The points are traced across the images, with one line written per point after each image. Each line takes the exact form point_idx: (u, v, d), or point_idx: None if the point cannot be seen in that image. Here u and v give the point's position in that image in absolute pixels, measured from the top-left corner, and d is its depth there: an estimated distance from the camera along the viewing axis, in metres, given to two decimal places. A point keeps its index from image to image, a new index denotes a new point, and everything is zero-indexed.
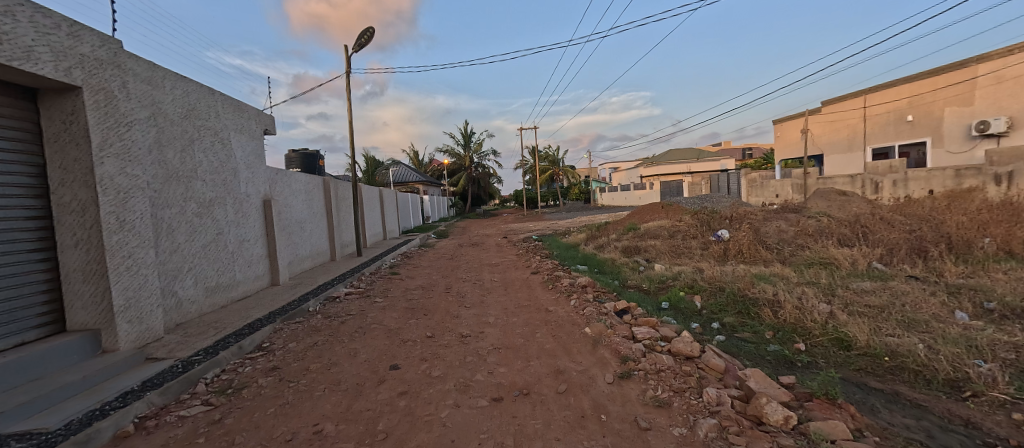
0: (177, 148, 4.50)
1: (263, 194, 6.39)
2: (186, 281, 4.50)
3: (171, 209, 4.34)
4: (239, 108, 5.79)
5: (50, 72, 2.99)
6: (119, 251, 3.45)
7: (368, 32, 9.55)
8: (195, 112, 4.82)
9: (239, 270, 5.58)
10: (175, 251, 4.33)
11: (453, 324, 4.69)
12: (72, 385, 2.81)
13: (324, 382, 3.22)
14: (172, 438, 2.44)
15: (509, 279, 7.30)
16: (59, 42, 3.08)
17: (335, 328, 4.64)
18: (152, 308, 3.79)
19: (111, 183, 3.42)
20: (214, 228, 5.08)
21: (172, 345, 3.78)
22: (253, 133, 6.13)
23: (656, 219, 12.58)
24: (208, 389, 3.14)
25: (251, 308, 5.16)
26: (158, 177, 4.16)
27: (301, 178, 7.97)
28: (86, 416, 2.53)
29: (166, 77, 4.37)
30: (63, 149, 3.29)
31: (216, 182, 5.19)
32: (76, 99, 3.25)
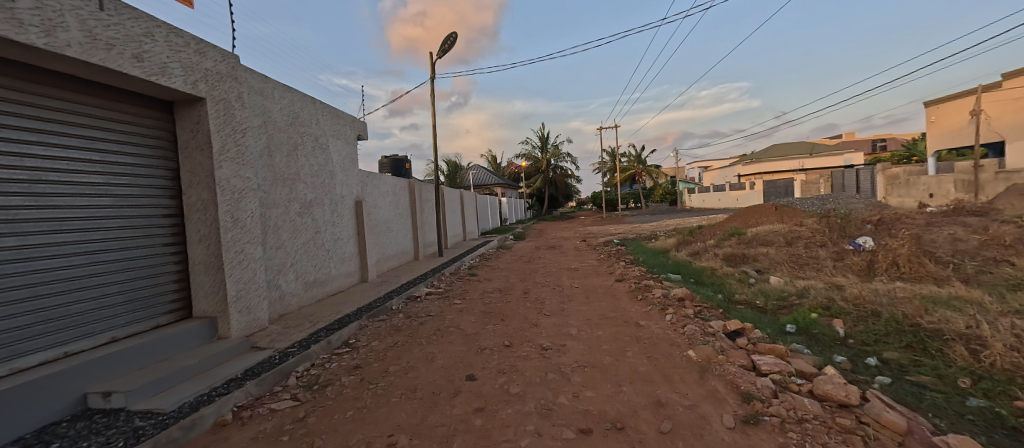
0: (283, 153, 4.89)
1: (355, 195, 6.79)
2: (289, 275, 4.86)
3: (277, 209, 4.70)
4: (337, 115, 6.21)
5: (180, 85, 3.33)
6: (232, 246, 3.77)
7: (452, 37, 9.79)
8: (299, 120, 5.22)
9: (333, 266, 5.95)
10: (280, 247, 4.69)
11: (533, 334, 4.35)
12: (189, 368, 3.07)
13: (401, 388, 3.10)
14: (260, 433, 2.50)
15: (592, 285, 6.77)
16: (187, 58, 3.42)
17: (414, 328, 4.64)
18: (258, 300, 4.10)
19: (227, 185, 3.75)
20: (314, 227, 5.46)
21: (273, 336, 4.05)
22: (348, 139, 6.55)
23: (765, 222, 10.89)
24: (298, 383, 3.23)
25: (342, 303, 5.45)
26: (267, 179, 4.54)
27: (389, 181, 8.40)
28: (195, 401, 2.73)
29: (275, 89, 4.77)
30: (192, 154, 3.67)
31: (316, 184, 5.57)
32: (201, 110, 3.61)
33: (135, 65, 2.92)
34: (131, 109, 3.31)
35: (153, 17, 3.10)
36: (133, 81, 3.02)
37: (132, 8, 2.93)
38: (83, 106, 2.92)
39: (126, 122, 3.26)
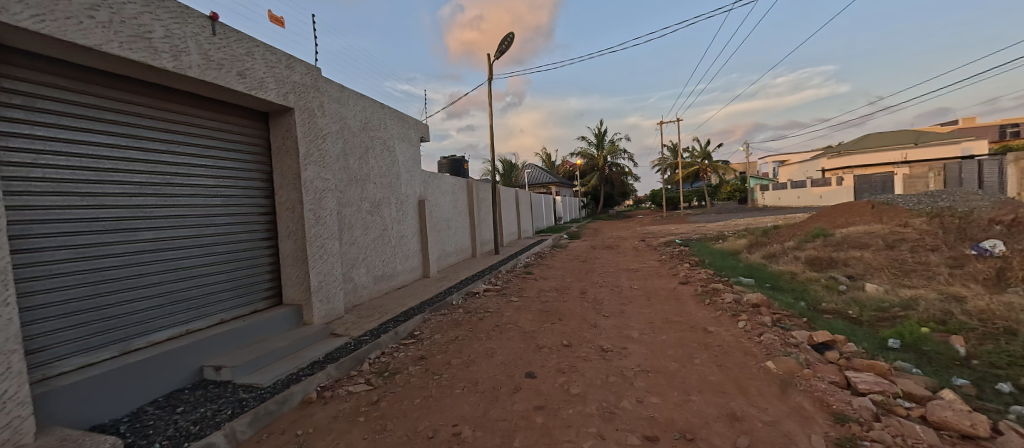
0: (357, 156, 5.29)
1: (418, 194, 7.15)
2: (361, 269, 5.25)
3: (351, 207, 5.10)
4: (402, 118, 6.57)
5: (274, 97, 3.74)
6: (315, 241, 4.17)
7: (509, 37, 9.91)
8: (370, 125, 5.61)
9: (399, 262, 6.33)
10: (353, 243, 5.09)
11: (592, 335, 4.26)
12: (281, 350, 3.47)
13: (463, 380, 3.21)
14: (339, 412, 2.74)
15: (653, 287, 6.47)
16: (280, 72, 3.82)
17: (473, 323, 4.78)
18: (336, 291, 4.48)
19: (311, 186, 4.15)
20: (382, 225, 5.84)
21: (348, 324, 4.41)
22: (412, 141, 6.92)
23: (857, 223, 9.65)
24: (370, 369, 3.48)
25: (407, 296, 5.77)
26: (343, 181, 4.94)
27: (449, 180, 8.73)
28: (286, 379, 3.08)
29: (350, 97, 5.17)
30: (282, 158, 4.11)
31: (384, 184, 5.95)
32: (290, 119, 4.03)
33: (238, 81, 3.34)
34: (237, 121, 3.79)
35: (253, 38, 3.52)
36: (238, 95, 3.46)
37: (237, 31, 3.35)
38: (200, 119, 3.42)
39: (233, 132, 3.75)
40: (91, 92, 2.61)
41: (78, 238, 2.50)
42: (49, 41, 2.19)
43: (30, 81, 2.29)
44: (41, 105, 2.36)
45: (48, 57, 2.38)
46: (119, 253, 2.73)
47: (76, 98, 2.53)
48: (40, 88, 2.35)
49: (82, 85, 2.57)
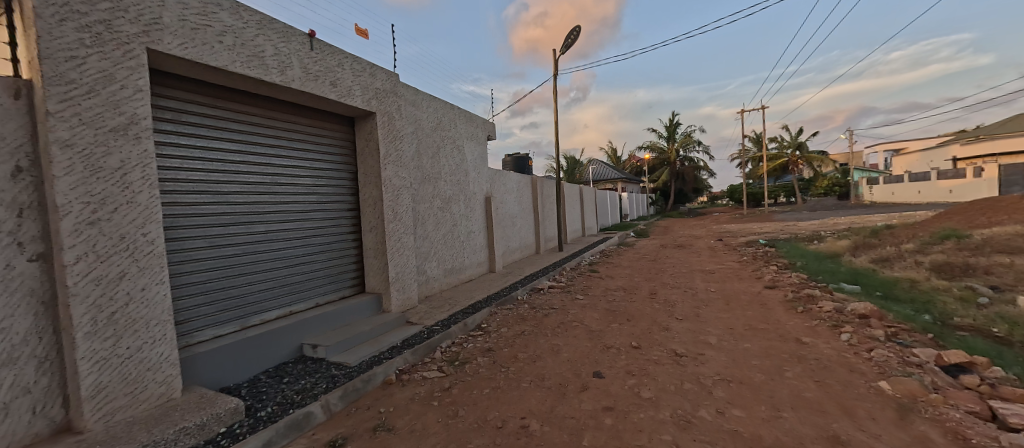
0: (429, 155, 5.59)
1: (485, 191, 7.35)
2: (433, 262, 5.56)
3: (425, 204, 5.41)
4: (471, 118, 6.80)
5: (360, 103, 4.08)
6: (393, 235, 4.49)
7: (575, 31, 9.73)
8: (441, 125, 5.89)
9: (467, 256, 6.57)
10: (426, 237, 5.40)
11: (664, 338, 4.04)
12: (365, 333, 3.81)
13: (530, 375, 3.25)
14: (415, 395, 2.93)
15: (733, 291, 5.95)
16: (365, 79, 4.17)
17: (539, 319, 4.80)
18: (411, 282, 4.79)
19: (390, 184, 4.47)
20: (452, 221, 6.11)
21: (421, 314, 4.70)
22: (480, 140, 7.13)
23: (1004, 222, 7.92)
24: (442, 357, 3.67)
25: (474, 290, 5.98)
26: (417, 179, 5.26)
27: (514, 177, 8.85)
28: (369, 361, 3.38)
29: (424, 99, 5.48)
30: (366, 158, 4.45)
31: (454, 182, 6.22)
32: (373, 122, 4.37)
33: (330, 90, 3.71)
34: (331, 125, 4.21)
35: (342, 51, 3.89)
36: (330, 102, 3.84)
37: (329, 45, 3.73)
38: (300, 125, 3.85)
39: (328, 135, 4.17)
40: (219, 106, 3.10)
41: (210, 229, 2.98)
42: (189, 62, 2.67)
43: (178, 100, 2.81)
44: (185, 119, 2.86)
45: (189, 78, 2.88)
46: (239, 243, 3.20)
47: (209, 112, 3.02)
48: (184, 105, 2.86)
49: (213, 100, 3.06)
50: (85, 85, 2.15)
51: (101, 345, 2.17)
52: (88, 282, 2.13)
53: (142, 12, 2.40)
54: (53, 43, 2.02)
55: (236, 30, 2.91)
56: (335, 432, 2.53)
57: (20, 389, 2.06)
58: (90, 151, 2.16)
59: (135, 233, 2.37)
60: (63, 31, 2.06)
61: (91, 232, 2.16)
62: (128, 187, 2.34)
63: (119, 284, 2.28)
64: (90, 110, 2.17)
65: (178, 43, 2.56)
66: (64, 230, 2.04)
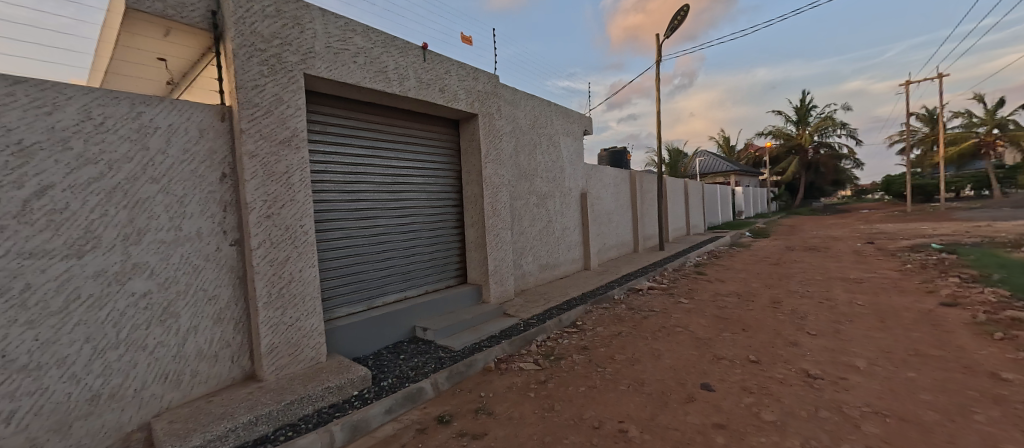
0: (526, 152, 5.72)
1: (581, 187, 7.23)
2: (528, 257, 5.69)
3: (521, 200, 5.56)
4: (566, 113, 6.75)
5: (464, 106, 4.35)
6: (492, 230, 4.69)
7: (682, 11, 8.90)
8: (538, 123, 5.97)
9: (562, 253, 6.57)
10: (522, 233, 5.55)
11: (790, 354, 3.49)
12: (467, 321, 4.09)
13: (629, 378, 3.11)
14: (513, 384, 3.05)
15: (890, 305, 4.82)
16: (469, 83, 4.43)
17: (637, 321, 4.56)
18: (508, 275, 4.97)
19: (490, 182, 4.68)
20: (547, 217, 6.17)
21: (518, 306, 4.86)
22: (576, 135, 7.04)
23: None
24: (538, 350, 3.74)
25: (569, 286, 5.96)
26: (515, 176, 5.43)
27: (610, 172, 8.52)
28: (471, 347, 3.63)
29: (521, 98, 5.62)
30: (469, 158, 4.71)
31: (550, 178, 6.25)
32: (475, 123, 4.61)
33: (440, 96, 4.05)
34: (440, 128, 4.58)
35: (449, 59, 4.21)
36: (439, 108, 4.19)
37: (439, 55, 4.07)
38: (414, 130, 4.27)
39: (438, 138, 4.55)
40: (352, 117, 3.64)
41: (345, 222, 3.53)
42: (332, 82, 3.19)
43: (324, 114, 3.40)
44: (328, 130, 3.43)
45: (331, 95, 3.45)
46: (366, 234, 3.72)
47: (345, 123, 3.57)
48: (327, 119, 3.43)
49: (348, 113, 3.61)
50: (263, 107, 2.74)
51: (273, 313, 2.78)
52: (265, 262, 2.73)
53: (300, 44, 2.94)
54: (244, 77, 2.64)
55: (366, 50, 3.37)
56: (443, 408, 2.79)
57: (224, 342, 2.73)
58: (266, 159, 2.76)
59: (295, 225, 2.92)
60: (250, 67, 2.67)
61: (268, 224, 2.76)
62: (292, 188, 2.90)
63: (285, 265, 2.85)
64: (266, 127, 2.76)
65: (324, 67, 3.08)
66: (251, 222, 2.67)
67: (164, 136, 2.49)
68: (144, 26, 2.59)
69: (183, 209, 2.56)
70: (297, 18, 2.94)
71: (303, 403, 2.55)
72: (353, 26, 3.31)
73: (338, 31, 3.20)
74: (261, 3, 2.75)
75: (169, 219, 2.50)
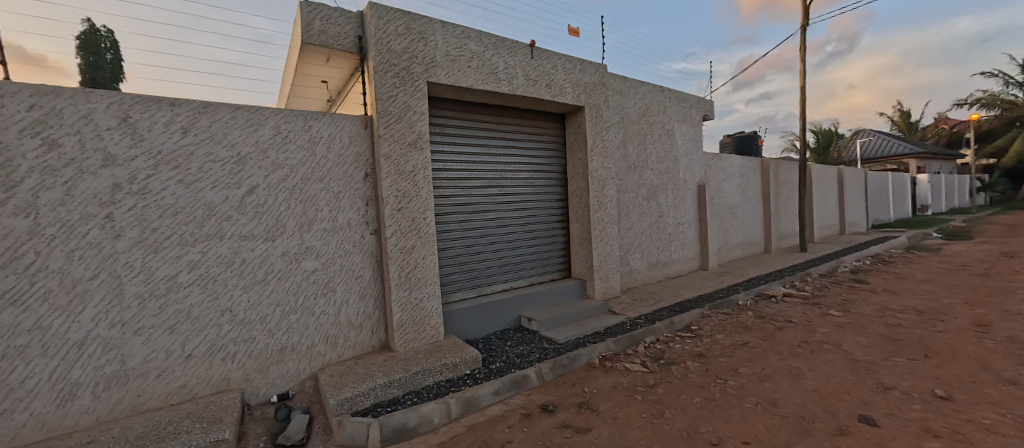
0: (635, 143, 5.40)
1: (699, 179, 6.53)
2: (636, 254, 5.40)
3: (629, 194, 5.29)
4: (683, 98, 6.16)
5: (570, 99, 4.31)
6: (597, 225, 4.57)
7: None
8: (649, 111, 5.58)
9: (675, 250, 6.05)
10: (630, 228, 5.28)
11: (1006, 395, 2.60)
12: (571, 315, 4.09)
13: (757, 395, 2.71)
14: (618, 384, 2.95)
15: None
16: (576, 75, 4.37)
17: (769, 332, 3.94)
18: (614, 272, 4.79)
19: (596, 175, 4.55)
20: (659, 212, 5.74)
21: (624, 305, 4.66)
22: (693, 121, 6.37)
23: None
24: (646, 352, 3.53)
25: (683, 287, 5.46)
26: (622, 168, 5.19)
27: (736, 161, 7.50)
28: (575, 341, 3.62)
29: (631, 86, 5.32)
30: (574, 152, 4.66)
31: (662, 170, 5.80)
32: (581, 116, 4.53)
33: (546, 91, 4.09)
34: (546, 123, 4.63)
35: (556, 53, 4.22)
36: (545, 103, 4.23)
37: (546, 50, 4.11)
38: (521, 126, 4.40)
39: (544, 133, 4.60)
40: (466, 118, 3.93)
41: (460, 215, 3.85)
42: (450, 87, 3.49)
43: (443, 117, 3.75)
44: (446, 131, 3.78)
45: (449, 99, 3.78)
46: (478, 226, 4.00)
47: (460, 124, 3.88)
48: (445, 121, 3.78)
49: (463, 114, 3.91)
50: (395, 114, 3.16)
51: (403, 293, 3.21)
52: (397, 249, 3.17)
53: (424, 56, 3.29)
54: (381, 90, 3.09)
55: (479, 54, 3.60)
56: (547, 397, 2.85)
57: (366, 315, 3.25)
58: (398, 160, 3.18)
59: (420, 217, 3.29)
60: (385, 81, 3.10)
61: (399, 216, 3.18)
62: (417, 184, 3.28)
63: (412, 253, 3.25)
64: (397, 131, 3.17)
65: (444, 73, 3.39)
66: (386, 214, 3.12)
67: (326, 144, 3.07)
68: (313, 56, 3.22)
69: (339, 203, 3.12)
70: (422, 33, 3.29)
71: (425, 374, 2.89)
72: (468, 33, 3.57)
73: (455, 40, 3.48)
74: (395, 24, 3.16)
75: (329, 211, 3.08)
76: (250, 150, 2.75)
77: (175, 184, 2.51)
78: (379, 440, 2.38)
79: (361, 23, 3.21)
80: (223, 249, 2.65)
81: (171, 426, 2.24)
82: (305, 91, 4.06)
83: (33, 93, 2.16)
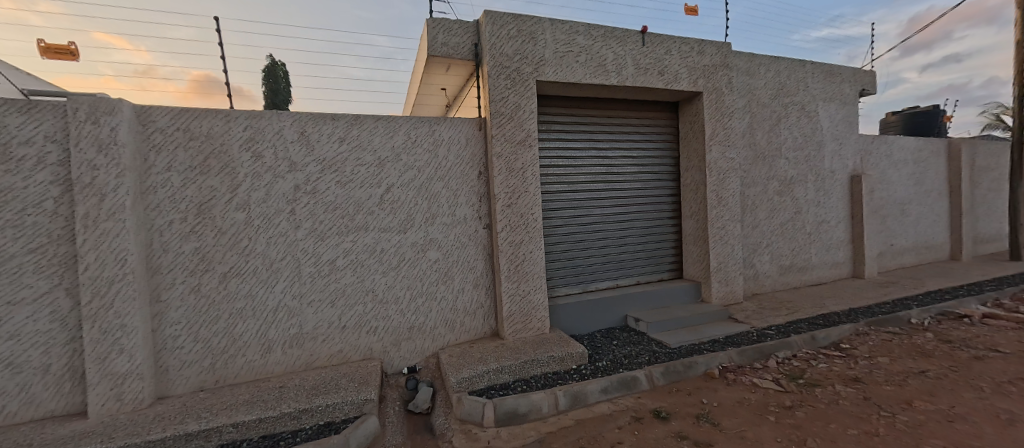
0: (765, 129, 4.72)
1: (851, 168, 5.41)
2: (764, 255, 4.74)
3: (756, 187, 4.65)
4: (830, 72, 5.16)
5: (686, 85, 3.97)
6: (717, 222, 4.13)
7: None
8: (784, 90, 4.81)
9: (815, 253, 5.13)
10: (756, 226, 4.65)
11: None
12: (683, 319, 3.79)
13: (942, 439, 2.16)
14: (744, 400, 2.64)
15: None
16: (694, 58, 4.00)
17: (959, 361, 3.09)
18: (737, 275, 4.27)
19: (716, 167, 4.11)
20: (795, 208, 4.93)
21: (748, 312, 4.13)
22: (845, 99, 5.29)
23: None
24: (779, 369, 3.09)
25: (826, 297, 4.61)
26: (748, 159, 4.59)
27: (907, 144, 6.00)
28: (689, 347, 3.35)
29: (761, 64, 4.66)
30: (689, 142, 4.28)
31: (799, 159, 4.96)
32: (699, 102, 4.13)
33: (659, 79, 3.83)
34: (657, 113, 4.34)
35: (671, 37, 3.92)
36: (657, 91, 3.97)
37: (659, 35, 3.85)
38: (630, 118, 4.21)
39: (654, 124, 4.33)
40: (573, 113, 3.92)
41: (565, 211, 3.88)
42: (558, 83, 3.52)
43: (550, 114, 3.81)
44: (553, 128, 3.83)
45: (556, 96, 3.82)
46: (584, 223, 3.97)
47: (566, 120, 3.89)
48: (552, 117, 3.83)
49: (569, 110, 3.91)
50: (507, 114, 3.31)
51: (512, 285, 3.37)
52: (507, 243, 3.34)
53: (534, 55, 3.38)
54: (494, 93, 3.27)
55: (587, 48, 3.55)
56: (659, 403, 2.70)
57: (479, 304, 3.51)
58: (508, 158, 3.33)
59: (528, 213, 3.40)
60: (498, 84, 3.27)
61: (509, 212, 3.34)
62: (526, 180, 3.39)
63: (521, 247, 3.39)
64: (508, 131, 3.32)
65: (552, 71, 3.43)
66: (498, 210, 3.30)
67: (446, 146, 3.39)
68: (436, 66, 3.57)
69: (457, 199, 3.41)
70: (532, 33, 3.38)
71: (533, 364, 2.99)
72: (577, 28, 3.54)
73: (564, 36, 3.49)
74: (507, 28, 3.30)
75: (449, 207, 3.39)
76: (388, 154, 3.19)
77: (335, 185, 3.05)
78: (493, 420, 2.56)
79: (476, 31, 3.43)
80: (368, 239, 3.14)
81: (332, 382, 2.76)
82: (427, 99, 4.54)
83: (247, 117, 2.85)
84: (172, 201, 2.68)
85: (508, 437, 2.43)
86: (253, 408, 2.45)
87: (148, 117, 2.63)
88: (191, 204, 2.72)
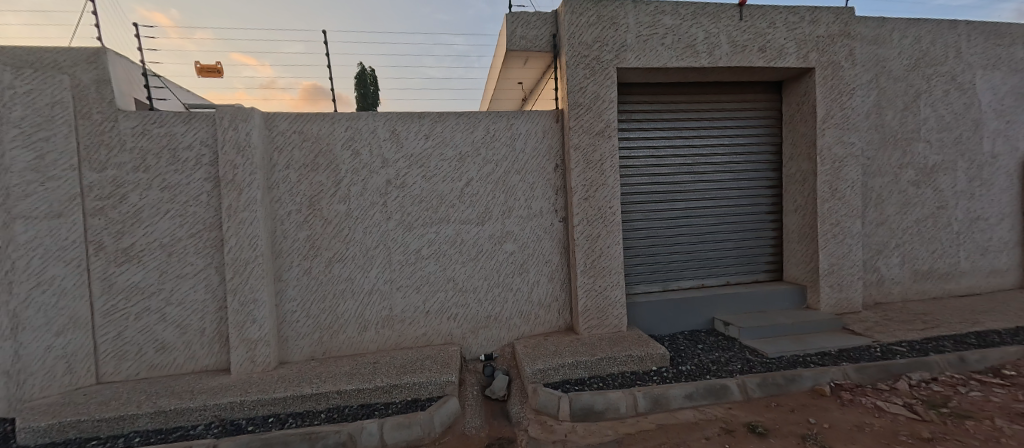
0: (898, 107, 3.95)
1: None
2: (891, 257, 4.00)
3: (883, 177, 3.94)
4: (995, 32, 4.14)
5: (794, 61, 3.47)
6: (829, 218, 3.58)
7: None
8: (926, 59, 3.97)
9: (966, 257, 4.20)
10: (882, 223, 3.95)
11: None
12: (784, 327, 3.37)
13: None
14: (865, 425, 2.27)
15: None
16: (804, 29, 3.48)
17: None
18: (854, 279, 3.67)
19: (830, 154, 3.55)
20: (937, 201, 4.07)
21: (869, 324, 3.53)
22: (1015, 65, 4.21)
23: None
24: (912, 393, 2.60)
25: (981, 311, 3.75)
26: (872, 143, 3.90)
27: None
28: (792, 359, 2.98)
29: (895, 29, 3.90)
30: (796, 127, 3.76)
31: (946, 142, 4.07)
32: (809, 80, 3.60)
33: (759, 57, 3.42)
34: (755, 96, 3.89)
35: (775, 7, 3.46)
36: (756, 71, 3.55)
37: (760, 7, 3.43)
38: (722, 102, 3.83)
39: (751, 108, 3.88)
40: (657, 101, 3.69)
41: (646, 204, 3.68)
42: (641, 70, 3.33)
43: (631, 103, 3.63)
44: (633, 118, 3.64)
45: (638, 83, 3.63)
46: (666, 217, 3.73)
47: (649, 108, 3.67)
48: (633, 106, 3.65)
49: (652, 98, 3.69)
50: (585, 105, 3.22)
51: (588, 280, 3.30)
52: (583, 237, 3.27)
53: (615, 41, 3.23)
54: (573, 83, 3.20)
55: (674, 28, 3.30)
56: (755, 417, 2.45)
57: (554, 297, 3.50)
58: (586, 149, 3.25)
59: (606, 206, 3.29)
60: (576, 74, 3.19)
61: (586, 205, 3.26)
62: (605, 172, 3.28)
63: (598, 241, 3.30)
64: (587, 122, 3.23)
65: (635, 57, 3.26)
66: (575, 203, 3.24)
67: (523, 139, 3.41)
68: (515, 60, 3.60)
69: (533, 193, 3.43)
70: (613, 18, 3.23)
71: (611, 362, 2.91)
72: (663, 7, 3.30)
73: (648, 18, 3.28)
74: (587, 15, 3.19)
75: (526, 200, 3.42)
76: (468, 149, 3.32)
77: (420, 179, 3.26)
78: (569, 414, 2.54)
79: (555, 21, 3.38)
80: (450, 231, 3.31)
81: (418, 362, 2.98)
82: (504, 93, 4.61)
83: (348, 119, 3.17)
84: (290, 195, 3.10)
85: (585, 433, 2.40)
86: (353, 379, 2.75)
87: (273, 123, 3.06)
88: (305, 197, 3.12)
